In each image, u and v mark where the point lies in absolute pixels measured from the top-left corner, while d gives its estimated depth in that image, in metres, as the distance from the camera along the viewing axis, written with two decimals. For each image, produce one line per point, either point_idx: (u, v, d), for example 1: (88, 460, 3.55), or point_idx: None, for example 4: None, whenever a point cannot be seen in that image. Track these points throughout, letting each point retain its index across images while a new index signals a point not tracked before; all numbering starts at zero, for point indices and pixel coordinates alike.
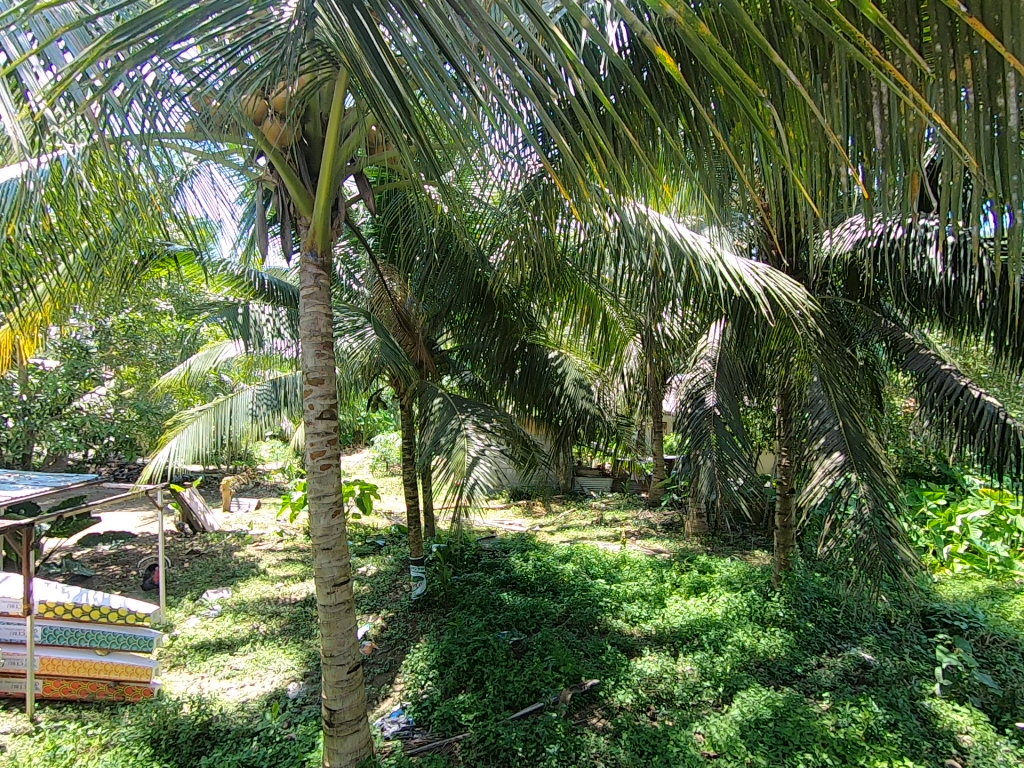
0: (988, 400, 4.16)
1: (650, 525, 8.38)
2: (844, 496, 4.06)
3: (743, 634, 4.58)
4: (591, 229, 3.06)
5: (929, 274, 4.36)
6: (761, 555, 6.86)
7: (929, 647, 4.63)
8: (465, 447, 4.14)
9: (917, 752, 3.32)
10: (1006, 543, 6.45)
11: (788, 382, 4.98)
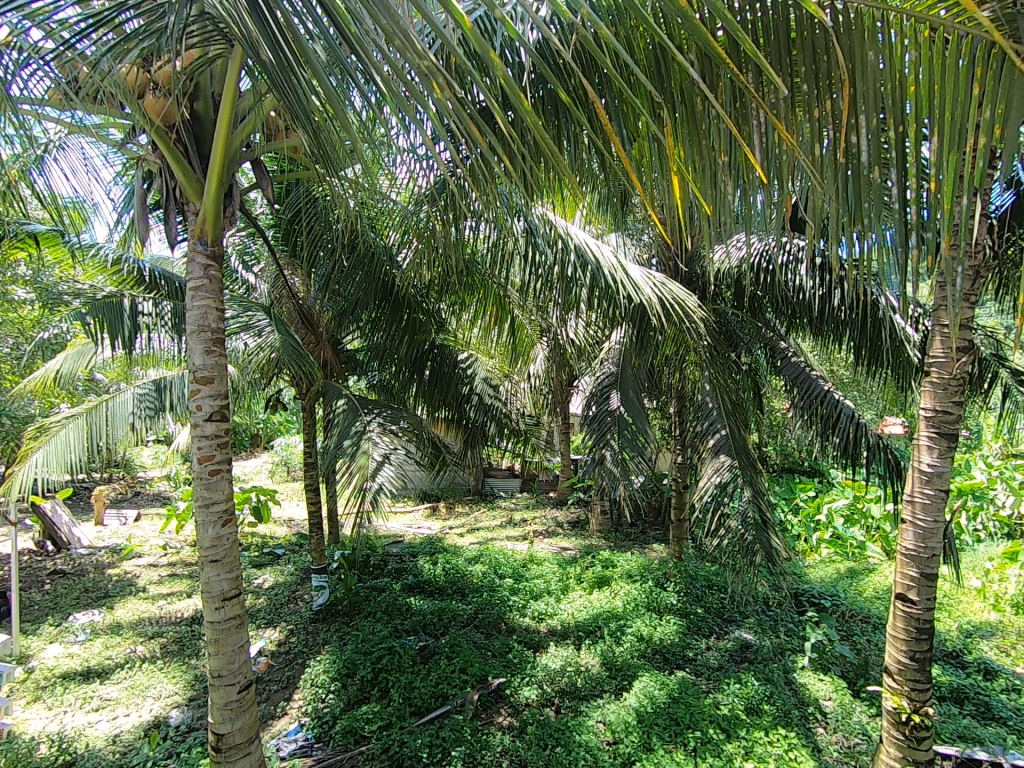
0: (845, 403, 4.75)
1: (557, 523, 8.60)
2: (729, 491, 4.43)
3: (640, 624, 4.84)
4: (498, 232, 3.12)
5: (800, 289, 4.89)
6: (658, 548, 7.29)
7: (800, 625, 5.15)
8: (370, 449, 4.05)
9: (789, 720, 3.67)
10: (862, 528, 7.33)
11: (683, 384, 5.31)
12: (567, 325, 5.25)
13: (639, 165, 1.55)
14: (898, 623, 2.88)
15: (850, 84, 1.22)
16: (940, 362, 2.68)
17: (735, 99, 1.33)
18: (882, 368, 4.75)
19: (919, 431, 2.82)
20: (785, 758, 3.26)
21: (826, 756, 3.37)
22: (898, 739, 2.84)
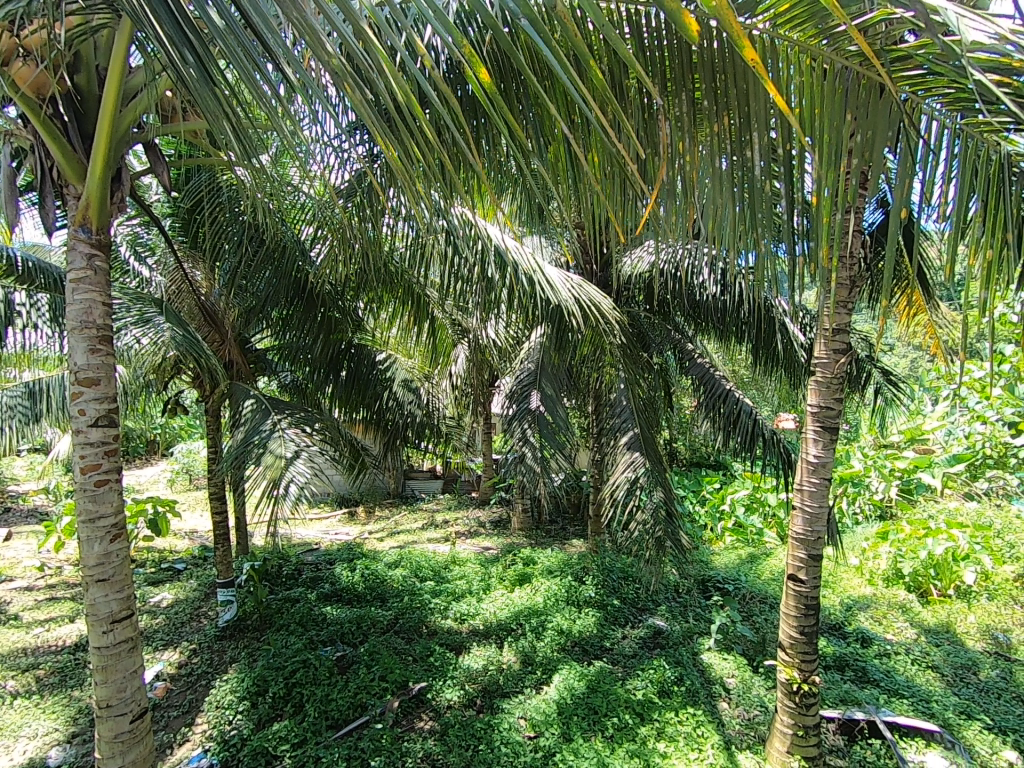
0: (744, 401, 5.13)
1: (479, 523, 8.62)
2: (642, 485, 4.65)
3: (560, 618, 4.96)
4: (416, 230, 3.08)
5: (705, 293, 5.22)
6: (577, 543, 7.50)
7: (706, 609, 5.50)
8: (281, 452, 3.85)
9: (696, 699, 3.92)
10: (760, 516, 7.94)
11: (599, 384, 5.49)
12: (487, 324, 5.27)
13: (556, 169, 1.58)
14: (790, 601, 3.14)
15: (745, 105, 1.31)
16: (823, 363, 2.95)
17: (643, 111, 1.40)
18: (775, 369, 5.18)
19: (806, 425, 3.09)
20: (693, 735, 3.47)
21: (729, 729, 3.62)
22: (790, 707, 3.12)
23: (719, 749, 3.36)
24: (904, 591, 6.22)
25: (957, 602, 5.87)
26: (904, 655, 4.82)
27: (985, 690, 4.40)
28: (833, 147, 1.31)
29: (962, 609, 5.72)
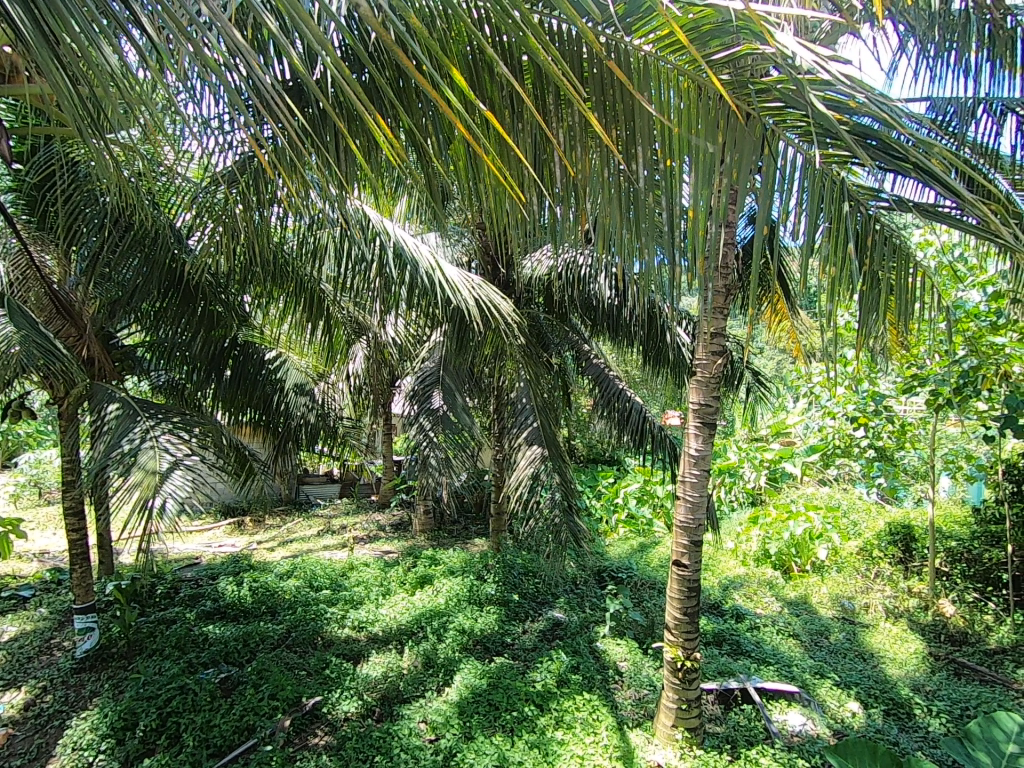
0: (636, 400, 5.46)
1: (379, 527, 8.39)
2: (541, 482, 4.78)
3: (462, 617, 4.96)
4: (310, 222, 2.94)
5: (599, 297, 5.48)
6: (479, 542, 7.54)
7: (601, 598, 5.77)
8: (154, 460, 3.49)
9: (591, 685, 4.10)
10: (650, 507, 8.48)
11: (501, 383, 5.57)
12: (387, 323, 5.14)
13: (454, 168, 1.58)
14: (675, 585, 3.38)
15: (630, 120, 1.41)
16: (703, 365, 3.21)
17: (539, 116, 1.45)
18: (663, 369, 5.57)
19: (688, 421, 3.34)
20: (588, 720, 3.62)
21: (622, 710, 3.84)
22: (676, 683, 3.35)
23: (612, 730, 3.54)
24: (771, 569, 6.94)
25: (813, 575, 6.66)
26: (771, 626, 5.37)
27: (834, 651, 5.02)
28: (706, 166, 1.44)
29: (816, 582, 6.49)
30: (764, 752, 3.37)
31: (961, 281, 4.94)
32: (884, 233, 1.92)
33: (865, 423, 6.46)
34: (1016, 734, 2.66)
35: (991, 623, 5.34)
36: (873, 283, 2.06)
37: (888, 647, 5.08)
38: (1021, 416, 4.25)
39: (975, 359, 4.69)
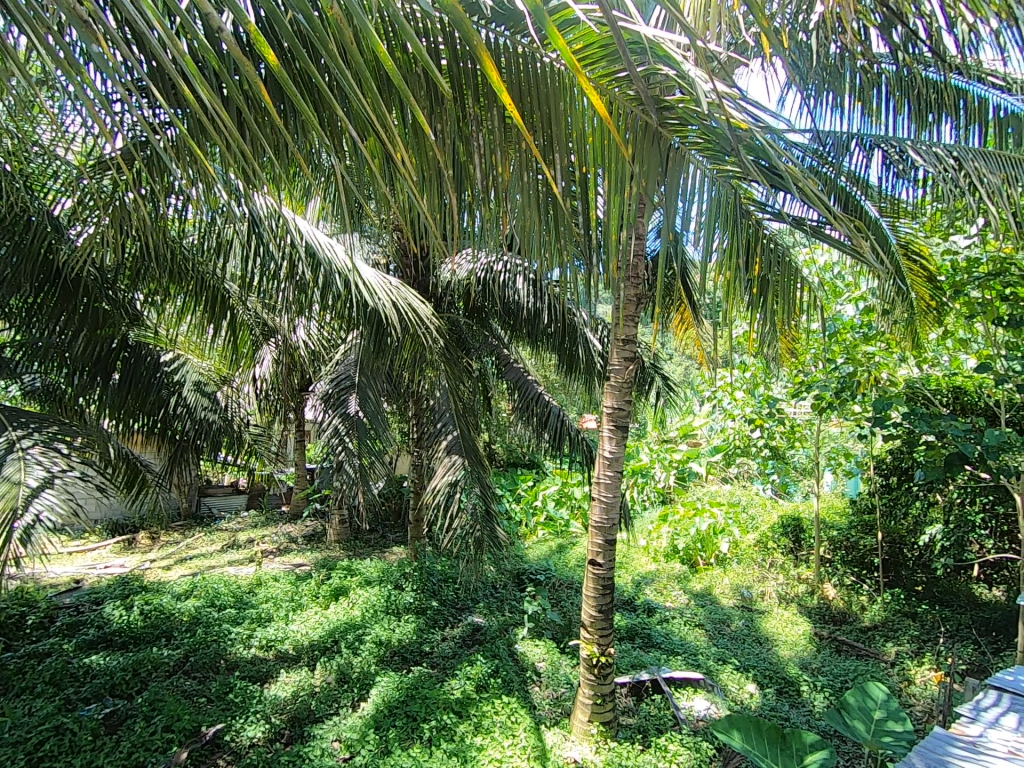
0: (553, 404, 5.60)
1: (290, 538, 7.98)
2: (460, 488, 4.76)
3: (379, 629, 4.82)
4: (212, 217, 2.75)
5: (518, 302, 5.56)
6: (397, 550, 7.38)
7: (520, 600, 5.83)
8: (22, 477, 3.09)
9: (510, 688, 4.14)
10: (568, 508, 8.70)
11: (420, 388, 5.50)
12: (298, 324, 4.91)
13: (368, 169, 1.53)
14: (590, 584, 3.49)
15: (547, 129, 1.43)
16: (617, 370, 3.35)
17: (457, 118, 1.43)
18: (578, 374, 5.75)
19: (602, 424, 3.46)
20: (506, 723, 3.64)
21: (539, 711, 3.90)
22: (591, 679, 3.45)
23: (530, 730, 3.58)
24: (679, 563, 7.34)
25: (717, 568, 7.11)
26: (679, 618, 5.66)
27: (734, 637, 5.39)
28: (619, 177, 1.50)
29: (719, 575, 6.93)
30: (673, 738, 3.54)
31: (840, 296, 5.50)
32: (774, 251, 2.13)
33: (760, 425, 6.93)
34: (884, 700, 2.99)
35: (864, 603, 5.97)
36: (767, 295, 2.26)
37: (781, 631, 5.53)
38: (888, 417, 4.79)
39: (851, 366, 5.23)
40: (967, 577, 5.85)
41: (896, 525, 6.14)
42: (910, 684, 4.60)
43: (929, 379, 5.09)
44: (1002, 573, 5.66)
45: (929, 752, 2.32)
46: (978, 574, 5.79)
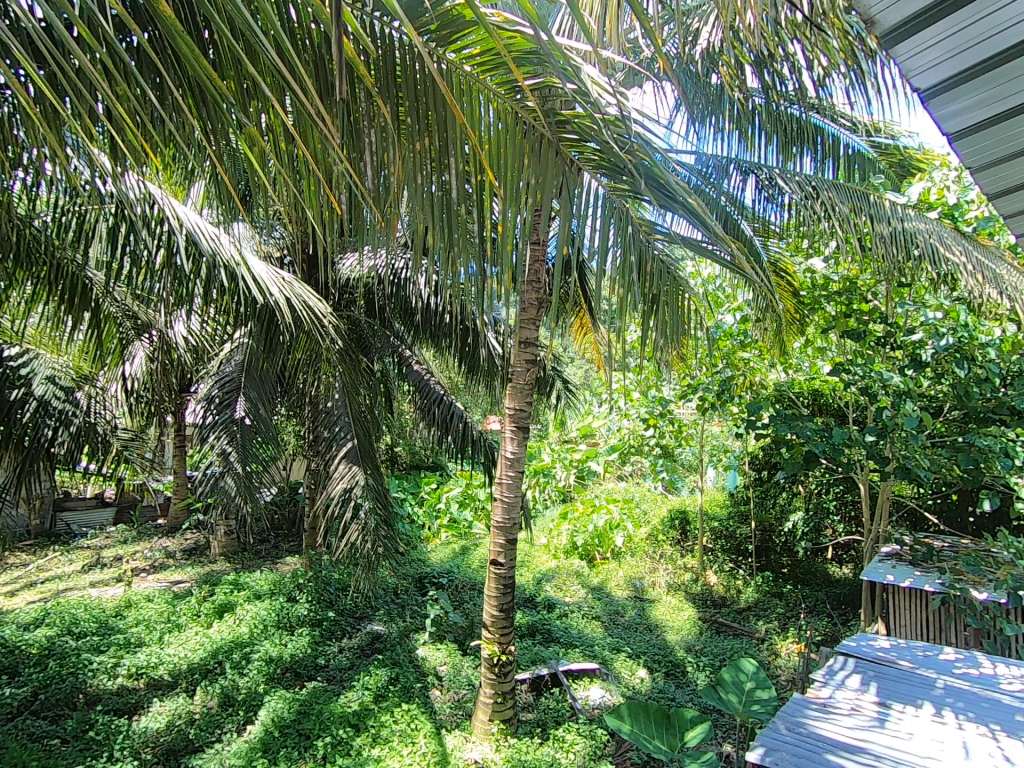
0: (456, 406, 5.59)
1: (167, 554, 7.26)
2: (356, 495, 4.59)
3: (269, 645, 4.52)
4: (69, 195, 2.44)
5: (422, 302, 5.49)
6: (291, 560, 6.99)
7: (422, 605, 5.76)
8: None
9: (409, 694, 4.07)
10: (471, 510, 8.72)
11: (314, 390, 5.25)
12: (177, 321, 4.50)
13: (254, 156, 1.44)
14: (492, 584, 3.51)
15: (442, 131, 1.44)
16: (518, 373, 3.41)
17: (348, 111, 1.38)
18: (481, 376, 5.77)
19: (504, 426, 3.51)
20: (405, 730, 3.57)
21: (440, 715, 3.88)
22: (492, 679, 3.48)
23: (430, 736, 3.53)
24: (578, 559, 7.61)
25: (613, 561, 7.45)
26: (577, 611, 5.88)
27: (628, 626, 5.70)
28: (512, 184, 1.56)
29: (615, 568, 7.28)
30: (569, 728, 3.67)
31: (721, 306, 5.97)
32: (663, 268, 2.26)
33: (653, 424, 7.15)
34: (752, 673, 3.30)
35: (740, 586, 6.55)
36: (655, 306, 2.41)
37: (669, 617, 5.92)
38: (759, 417, 5.32)
39: (730, 370, 5.74)
40: (822, 558, 6.62)
41: (766, 514, 6.85)
42: (777, 657, 5.12)
43: (794, 383, 5.66)
44: (850, 552, 6.48)
45: (788, 716, 2.59)
46: (832, 555, 6.56)
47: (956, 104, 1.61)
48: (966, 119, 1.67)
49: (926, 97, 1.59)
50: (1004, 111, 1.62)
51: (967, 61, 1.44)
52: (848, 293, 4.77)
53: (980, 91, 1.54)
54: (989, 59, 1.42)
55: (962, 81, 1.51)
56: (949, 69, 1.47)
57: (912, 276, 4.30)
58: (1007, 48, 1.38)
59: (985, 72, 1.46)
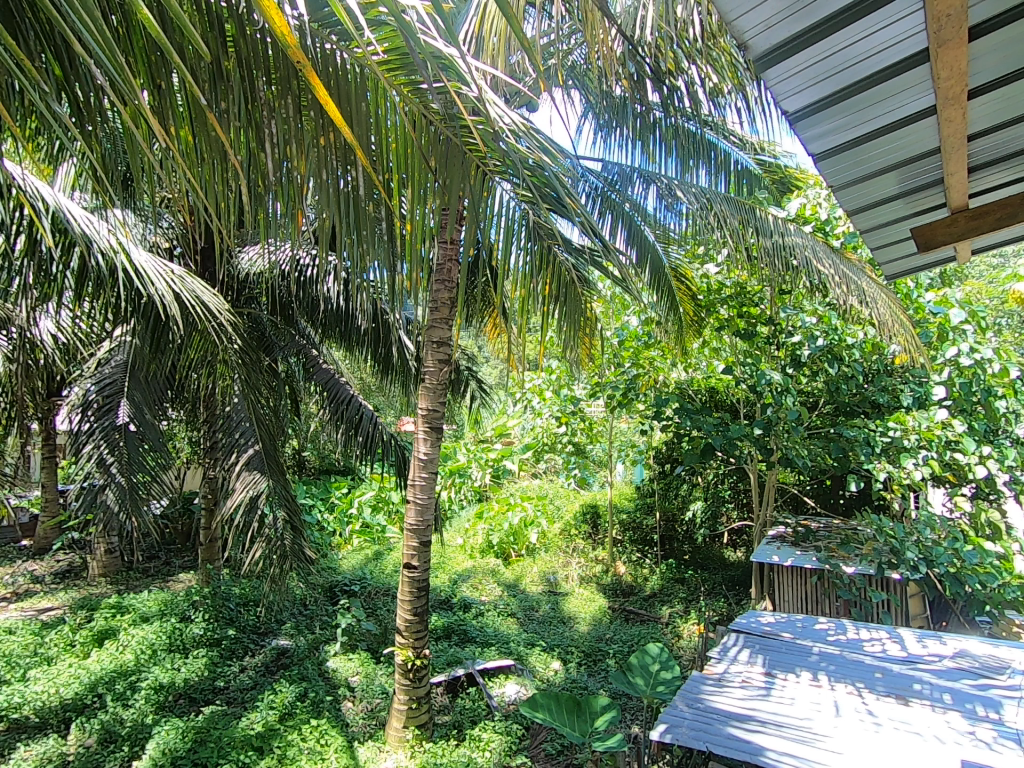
0: (367, 408, 5.44)
1: (33, 578, 6.44)
2: (258, 504, 4.32)
3: (159, 671, 4.15)
4: None
5: (329, 300, 5.27)
6: (185, 577, 6.46)
7: (333, 614, 5.56)
8: None
9: (319, 710, 3.90)
10: (384, 513, 8.52)
11: (211, 392, 4.88)
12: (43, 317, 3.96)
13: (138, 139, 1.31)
14: (405, 588, 3.44)
15: (350, 124, 1.37)
16: (431, 373, 3.37)
17: (244, 99, 1.29)
18: (394, 376, 5.66)
19: (418, 426, 3.45)
20: (315, 747, 3.42)
21: (352, 728, 3.76)
22: (406, 684, 3.42)
23: (341, 750, 3.40)
24: (493, 557, 7.65)
25: (527, 558, 7.57)
26: (492, 610, 5.92)
27: (542, 621, 5.83)
28: (422, 185, 1.54)
29: (530, 564, 7.40)
30: (485, 727, 3.68)
31: (627, 309, 6.23)
32: (571, 274, 2.32)
33: (565, 422, 7.33)
34: (657, 655, 3.48)
35: (646, 575, 6.90)
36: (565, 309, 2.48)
37: (581, 609, 6.11)
38: (662, 413, 5.64)
39: (636, 369, 6.04)
40: (719, 543, 7.14)
41: (669, 504, 7.29)
42: (679, 639, 5.45)
43: (692, 381, 5.98)
44: (742, 537, 7.05)
45: (689, 693, 2.76)
46: (727, 540, 7.09)
47: (819, 128, 1.80)
48: (827, 142, 1.88)
49: (794, 120, 1.77)
50: (857, 136, 1.85)
51: (826, 89, 1.62)
52: (738, 298, 5.23)
53: (837, 118, 1.74)
54: (843, 89, 1.61)
55: (822, 107, 1.70)
56: (812, 96, 1.65)
57: (793, 285, 4.75)
58: (857, 81, 1.58)
59: (841, 100, 1.66)
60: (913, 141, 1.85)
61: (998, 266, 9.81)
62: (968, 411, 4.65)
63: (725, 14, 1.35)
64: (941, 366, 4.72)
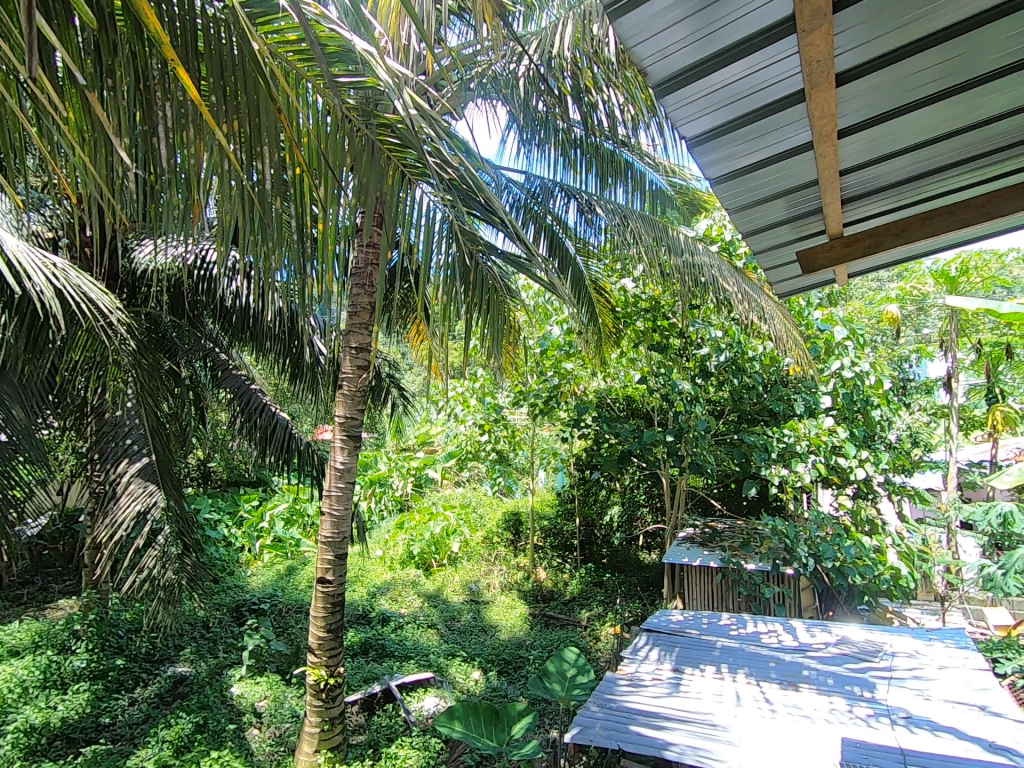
0: (280, 415, 5.17)
1: None
2: (151, 521, 3.98)
3: (31, 709, 3.70)
4: None
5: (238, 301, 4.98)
6: (66, 603, 5.81)
7: (239, 636, 5.22)
8: None
9: (220, 740, 3.64)
10: (299, 527, 8.11)
11: (99, 399, 4.46)
12: None
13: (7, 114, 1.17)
14: (318, 603, 3.29)
15: (256, 114, 1.29)
16: (349, 379, 3.27)
17: (134, 79, 1.19)
18: (310, 383, 5.43)
19: (334, 434, 3.32)
20: None
21: (257, 757, 3.53)
22: (318, 705, 3.26)
23: None
24: (414, 568, 7.49)
25: (448, 567, 7.47)
26: (412, 622, 5.79)
27: (463, 630, 5.77)
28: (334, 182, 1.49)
29: (451, 573, 7.31)
30: (402, 744, 3.58)
31: (550, 319, 6.30)
32: (492, 282, 2.33)
33: (488, 430, 7.35)
34: (574, 661, 3.55)
35: (566, 579, 7.03)
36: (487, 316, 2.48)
37: (502, 616, 6.12)
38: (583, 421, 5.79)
39: (557, 379, 6.15)
40: (635, 546, 7.41)
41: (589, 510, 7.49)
42: (597, 641, 5.59)
43: (611, 390, 6.18)
44: (656, 539, 7.36)
45: (603, 694, 2.82)
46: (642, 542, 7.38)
47: (715, 153, 1.93)
48: (723, 167, 2.02)
49: (694, 144, 1.88)
50: (750, 164, 2.00)
51: (721, 117, 1.74)
52: (653, 312, 5.50)
53: (731, 145, 1.88)
54: (735, 118, 1.74)
55: (718, 134, 1.82)
56: (710, 123, 1.76)
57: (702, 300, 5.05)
58: (748, 113, 1.70)
59: (734, 129, 1.78)
60: (797, 172, 2.03)
61: (876, 290, 10.96)
62: (851, 419, 5.12)
63: (626, 38, 1.42)
64: (828, 378, 5.18)
